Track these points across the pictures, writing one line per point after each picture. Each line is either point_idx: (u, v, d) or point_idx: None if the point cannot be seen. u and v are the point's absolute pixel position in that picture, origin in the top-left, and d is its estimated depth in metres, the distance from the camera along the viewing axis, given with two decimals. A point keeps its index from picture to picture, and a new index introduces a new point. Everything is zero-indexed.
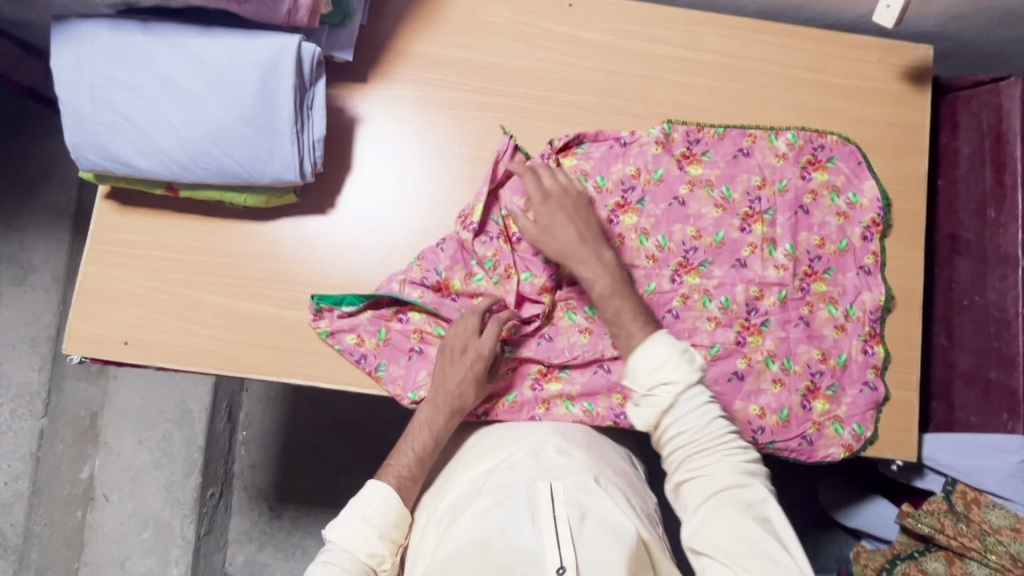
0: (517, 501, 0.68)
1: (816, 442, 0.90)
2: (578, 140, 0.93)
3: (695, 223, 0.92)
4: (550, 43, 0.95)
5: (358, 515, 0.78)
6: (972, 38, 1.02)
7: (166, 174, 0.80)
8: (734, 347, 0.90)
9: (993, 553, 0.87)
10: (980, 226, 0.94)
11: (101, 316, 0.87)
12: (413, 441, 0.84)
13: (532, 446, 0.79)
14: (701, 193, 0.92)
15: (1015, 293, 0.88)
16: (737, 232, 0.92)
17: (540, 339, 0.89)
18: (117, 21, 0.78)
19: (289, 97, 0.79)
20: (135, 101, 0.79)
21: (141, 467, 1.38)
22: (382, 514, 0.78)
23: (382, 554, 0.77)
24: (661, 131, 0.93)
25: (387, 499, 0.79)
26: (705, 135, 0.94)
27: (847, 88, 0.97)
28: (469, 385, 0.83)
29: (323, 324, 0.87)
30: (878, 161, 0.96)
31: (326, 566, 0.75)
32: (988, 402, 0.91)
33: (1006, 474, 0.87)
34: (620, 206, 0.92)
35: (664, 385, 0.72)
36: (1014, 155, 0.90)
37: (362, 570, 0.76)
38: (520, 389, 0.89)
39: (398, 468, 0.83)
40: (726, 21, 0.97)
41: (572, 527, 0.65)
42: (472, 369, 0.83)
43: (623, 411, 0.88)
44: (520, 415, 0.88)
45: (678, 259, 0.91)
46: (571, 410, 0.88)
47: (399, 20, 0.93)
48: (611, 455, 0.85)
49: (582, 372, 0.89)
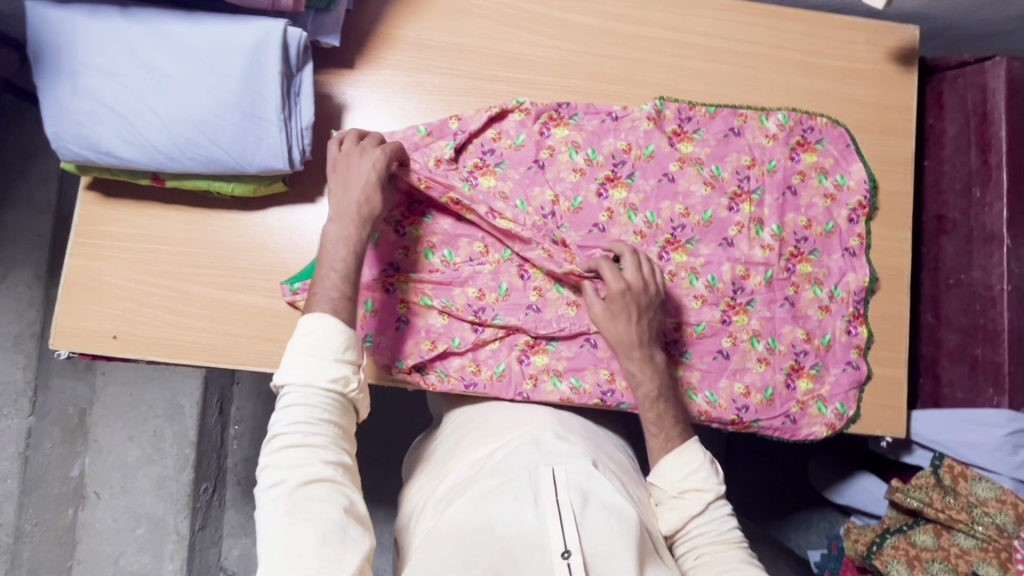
0: (520, 484, 0.69)
1: (799, 421, 0.91)
2: (572, 111, 0.92)
3: (684, 201, 0.92)
4: (539, 26, 0.94)
5: (304, 350, 0.71)
6: (955, 19, 1.03)
7: (152, 164, 0.79)
8: (720, 326, 0.90)
9: (980, 524, 0.88)
10: (966, 205, 0.95)
11: (87, 310, 0.86)
12: (332, 261, 0.77)
13: (531, 430, 0.80)
14: (690, 170, 0.93)
15: (1000, 271, 0.90)
16: (725, 212, 0.92)
17: (527, 309, 0.88)
18: (97, 7, 0.76)
19: (275, 83, 0.78)
20: (118, 88, 0.77)
21: (133, 463, 1.36)
22: (326, 340, 0.71)
23: (345, 376, 0.71)
24: (653, 107, 0.93)
25: (329, 322, 0.72)
26: (696, 114, 0.94)
27: (835, 70, 0.97)
28: (371, 189, 0.79)
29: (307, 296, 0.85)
30: (866, 142, 0.97)
31: (292, 412, 0.69)
32: (974, 378, 0.92)
33: (992, 448, 0.89)
34: (610, 179, 0.92)
35: (694, 488, 0.79)
36: (998, 134, 0.91)
37: (328, 400, 0.71)
38: (507, 360, 0.88)
39: (330, 291, 0.75)
40: (716, 2, 0.96)
41: (574, 510, 0.67)
42: (366, 177, 0.79)
43: (610, 388, 0.89)
44: (508, 390, 0.88)
45: (666, 236, 0.91)
46: (559, 386, 0.88)
47: (386, 3, 0.92)
48: (605, 440, 0.87)
49: (569, 345, 0.89)
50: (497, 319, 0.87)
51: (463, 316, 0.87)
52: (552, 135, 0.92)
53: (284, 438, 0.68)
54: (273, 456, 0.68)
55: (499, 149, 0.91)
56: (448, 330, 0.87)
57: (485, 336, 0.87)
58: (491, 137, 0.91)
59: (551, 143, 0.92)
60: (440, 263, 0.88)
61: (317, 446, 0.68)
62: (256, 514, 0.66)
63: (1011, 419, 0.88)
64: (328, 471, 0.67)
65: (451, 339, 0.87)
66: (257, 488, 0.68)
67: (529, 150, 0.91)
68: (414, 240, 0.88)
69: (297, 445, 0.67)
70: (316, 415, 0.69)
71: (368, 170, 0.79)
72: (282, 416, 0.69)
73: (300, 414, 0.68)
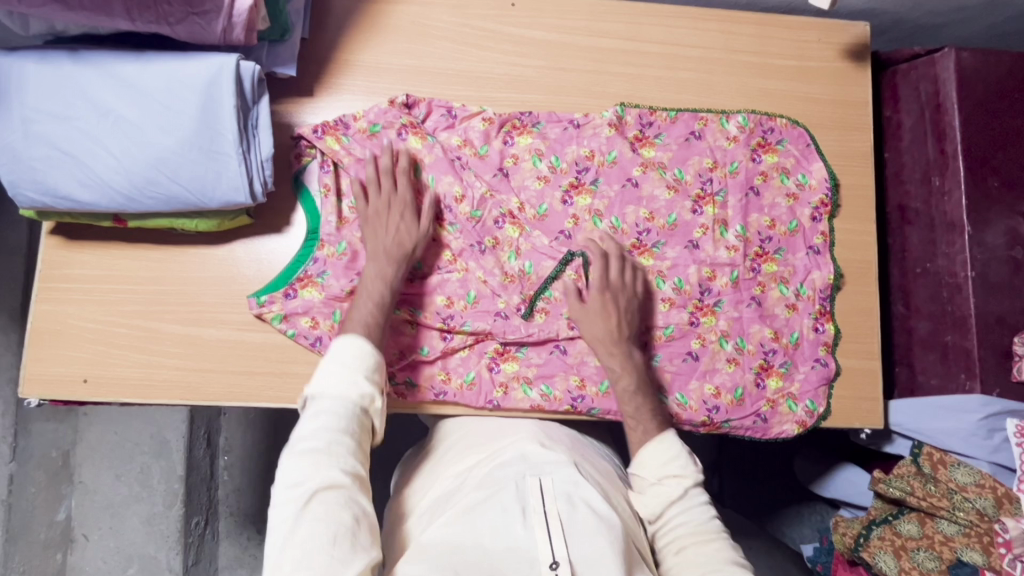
0: (507, 496, 0.69)
1: (770, 419, 0.91)
2: (534, 120, 0.93)
3: (648, 206, 0.93)
4: (496, 44, 0.94)
5: (332, 364, 0.72)
6: (905, 12, 1.05)
7: (111, 206, 0.78)
8: (688, 328, 0.91)
9: (961, 510, 0.88)
10: (927, 194, 0.96)
11: (55, 355, 0.85)
12: (368, 296, 0.80)
13: (516, 441, 0.80)
14: (653, 174, 0.93)
15: (964, 257, 0.91)
16: (689, 214, 0.93)
17: (496, 315, 0.88)
18: (46, 52, 0.76)
19: (231, 117, 0.78)
20: (72, 132, 0.76)
21: (121, 502, 1.35)
22: (359, 361, 0.72)
23: (371, 393, 0.72)
24: (614, 113, 0.94)
25: (358, 343, 0.74)
26: (657, 119, 0.95)
27: (790, 69, 0.99)
28: (403, 234, 0.83)
29: (275, 307, 0.85)
30: (826, 138, 0.98)
31: (318, 418, 0.68)
32: (946, 364, 0.93)
33: (968, 433, 0.90)
34: (574, 185, 0.92)
35: (673, 474, 0.78)
36: (952, 124, 0.93)
37: (354, 415, 0.70)
38: (478, 368, 0.88)
39: (362, 317, 0.78)
40: (669, 10, 0.97)
41: (562, 519, 0.67)
42: (401, 217, 0.84)
43: (580, 394, 0.88)
44: (478, 399, 0.88)
45: (632, 241, 0.92)
46: (529, 394, 0.88)
47: (342, 29, 0.92)
48: (591, 450, 0.87)
49: (539, 351, 0.90)
50: (465, 326, 0.87)
51: (432, 325, 0.87)
52: (515, 144, 0.93)
53: (307, 442, 0.66)
54: (290, 459, 0.66)
55: (464, 157, 0.92)
56: (417, 340, 0.87)
57: (454, 343, 0.88)
58: (456, 144, 0.92)
59: (516, 151, 0.93)
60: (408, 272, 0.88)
61: (337, 455, 0.66)
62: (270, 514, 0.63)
63: (984, 404, 0.89)
64: (345, 480, 0.65)
65: (419, 349, 0.87)
66: (271, 491, 0.65)
67: (493, 159, 0.92)
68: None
69: (319, 450, 0.66)
70: (339, 425, 0.68)
71: (398, 219, 0.84)
72: (307, 422, 0.68)
73: (327, 418, 0.68)
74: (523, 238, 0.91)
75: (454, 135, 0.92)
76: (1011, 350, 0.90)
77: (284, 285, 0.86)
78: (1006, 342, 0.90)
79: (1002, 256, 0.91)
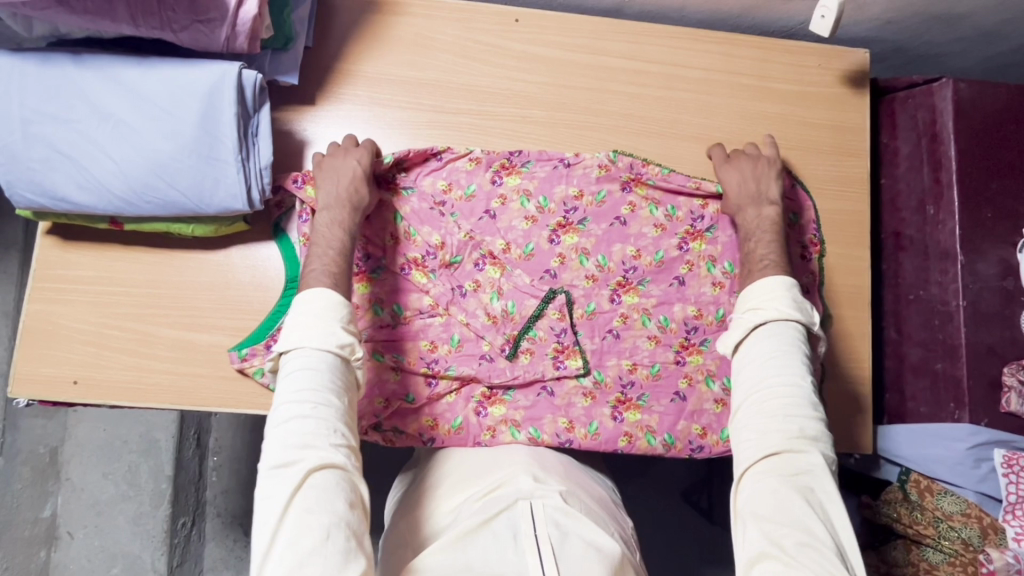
0: (501, 525, 0.70)
1: None
2: (523, 159, 0.93)
3: (635, 243, 0.93)
4: (499, 58, 0.95)
5: (311, 316, 0.74)
6: (905, 41, 1.06)
7: (109, 209, 0.78)
8: (674, 367, 0.91)
9: (946, 539, 0.92)
10: (921, 222, 0.97)
11: (47, 355, 0.85)
12: (325, 242, 0.81)
13: (512, 469, 0.81)
14: (642, 212, 0.93)
15: (956, 287, 0.92)
16: (676, 251, 0.93)
17: (480, 359, 0.89)
18: (48, 55, 0.76)
19: (231, 125, 0.78)
20: (71, 135, 0.77)
21: (107, 501, 1.35)
22: (333, 310, 0.75)
23: (352, 343, 0.75)
24: (606, 156, 0.92)
25: (323, 293, 0.76)
26: (648, 171, 0.93)
27: (790, 93, 1.00)
28: (358, 180, 0.84)
29: (257, 360, 0.84)
30: (825, 163, 0.99)
31: (302, 376, 0.71)
32: (936, 393, 0.93)
33: (955, 461, 0.91)
34: (562, 225, 0.92)
35: None
36: (947, 153, 0.94)
37: (337, 366, 0.73)
38: (465, 413, 0.89)
39: (321, 265, 0.79)
40: (672, 31, 0.98)
41: (553, 546, 0.68)
42: (352, 162, 0.84)
43: (569, 436, 0.89)
44: (466, 441, 0.89)
45: (618, 279, 0.92)
46: (517, 436, 0.88)
47: (346, 39, 0.92)
48: (585, 476, 0.88)
49: (525, 394, 0.90)
50: (450, 369, 0.88)
51: (416, 370, 0.88)
52: (503, 183, 0.92)
53: (295, 408, 0.70)
54: (279, 429, 0.69)
55: (450, 199, 0.92)
56: (402, 385, 0.88)
57: (439, 389, 0.88)
58: (441, 188, 0.91)
59: (503, 192, 0.92)
60: (390, 318, 0.88)
61: (325, 420, 0.70)
62: (261, 489, 0.68)
63: (972, 433, 0.89)
64: (338, 456, 0.69)
65: (405, 396, 0.87)
66: (261, 463, 0.69)
67: (479, 201, 0.92)
68: (360, 297, 0.88)
69: (305, 417, 0.69)
70: (324, 386, 0.71)
71: (351, 163, 0.84)
72: (290, 382, 0.71)
73: (310, 381, 0.71)
74: (505, 277, 0.91)
75: (439, 179, 0.92)
76: (1000, 381, 0.90)
77: (266, 336, 0.85)
78: (996, 372, 0.90)
79: (994, 287, 0.92)
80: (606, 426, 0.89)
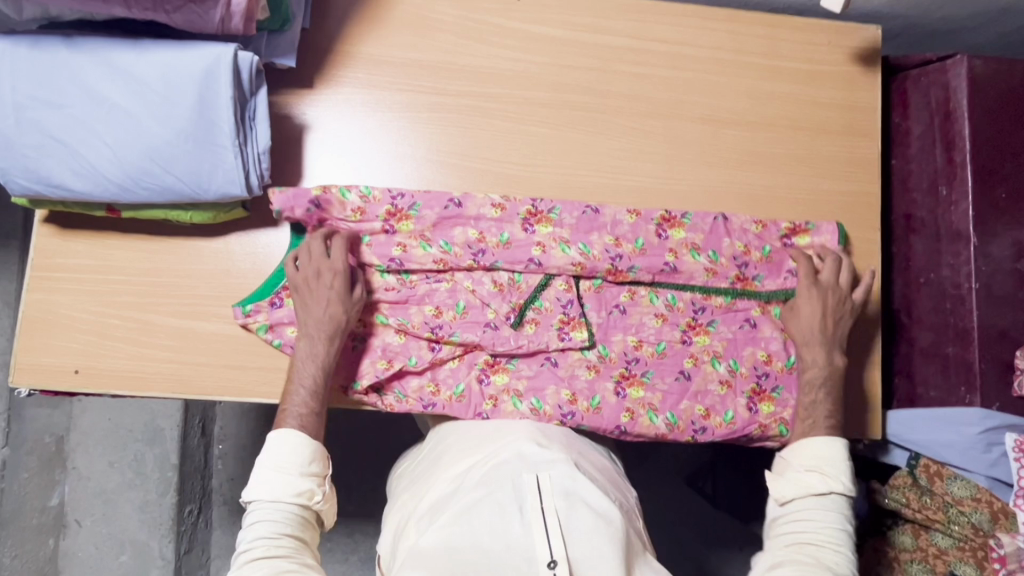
0: (505, 495, 0.69)
1: (757, 438, 0.91)
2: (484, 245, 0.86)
3: (613, 232, 0.89)
4: (502, 39, 0.93)
5: (270, 466, 0.78)
6: (917, 18, 1.03)
7: (105, 196, 0.77)
8: (681, 345, 0.90)
9: (957, 524, 0.92)
10: (933, 204, 0.95)
11: (47, 345, 0.84)
12: (301, 377, 0.81)
13: (513, 439, 0.79)
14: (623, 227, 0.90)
15: (969, 269, 0.90)
16: (654, 238, 0.90)
17: (485, 326, 0.87)
18: (39, 38, 0.75)
19: (228, 108, 0.76)
20: (65, 120, 0.75)
21: (114, 489, 1.35)
22: (293, 455, 0.78)
23: (309, 489, 0.78)
24: (575, 254, 0.87)
25: (292, 437, 0.78)
26: (624, 251, 0.88)
27: (799, 72, 0.97)
28: (335, 307, 0.82)
29: (261, 317, 0.85)
30: (834, 144, 0.97)
31: (260, 524, 0.75)
32: (947, 376, 0.92)
33: (965, 446, 0.90)
34: (533, 214, 0.88)
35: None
36: (961, 133, 0.92)
37: (295, 514, 0.77)
38: (467, 380, 0.88)
39: (297, 408, 0.79)
40: (678, 9, 0.96)
41: (560, 519, 0.68)
42: (330, 289, 0.82)
43: (571, 408, 0.87)
44: (467, 411, 0.87)
45: (606, 268, 0.88)
46: (519, 406, 0.87)
47: (344, 20, 0.90)
48: (587, 446, 0.86)
49: (529, 363, 0.88)
50: (454, 335, 0.86)
51: (420, 334, 0.86)
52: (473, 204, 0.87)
53: (248, 555, 0.73)
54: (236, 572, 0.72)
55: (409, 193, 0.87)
56: (405, 348, 0.87)
57: (443, 354, 0.87)
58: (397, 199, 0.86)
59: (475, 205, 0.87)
60: (396, 281, 0.87)
61: (280, 554, 0.73)
62: None
63: (983, 417, 0.88)
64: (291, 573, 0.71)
65: (407, 359, 0.86)
66: None
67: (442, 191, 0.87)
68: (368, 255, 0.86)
69: (261, 557, 0.72)
70: (279, 531, 0.75)
71: (327, 290, 0.82)
72: (247, 532, 0.75)
73: (264, 527, 0.74)
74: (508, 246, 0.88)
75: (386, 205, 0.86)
76: (1013, 364, 0.89)
77: (271, 294, 0.85)
78: (1007, 356, 0.89)
79: (1008, 269, 0.90)
80: (609, 401, 0.88)
